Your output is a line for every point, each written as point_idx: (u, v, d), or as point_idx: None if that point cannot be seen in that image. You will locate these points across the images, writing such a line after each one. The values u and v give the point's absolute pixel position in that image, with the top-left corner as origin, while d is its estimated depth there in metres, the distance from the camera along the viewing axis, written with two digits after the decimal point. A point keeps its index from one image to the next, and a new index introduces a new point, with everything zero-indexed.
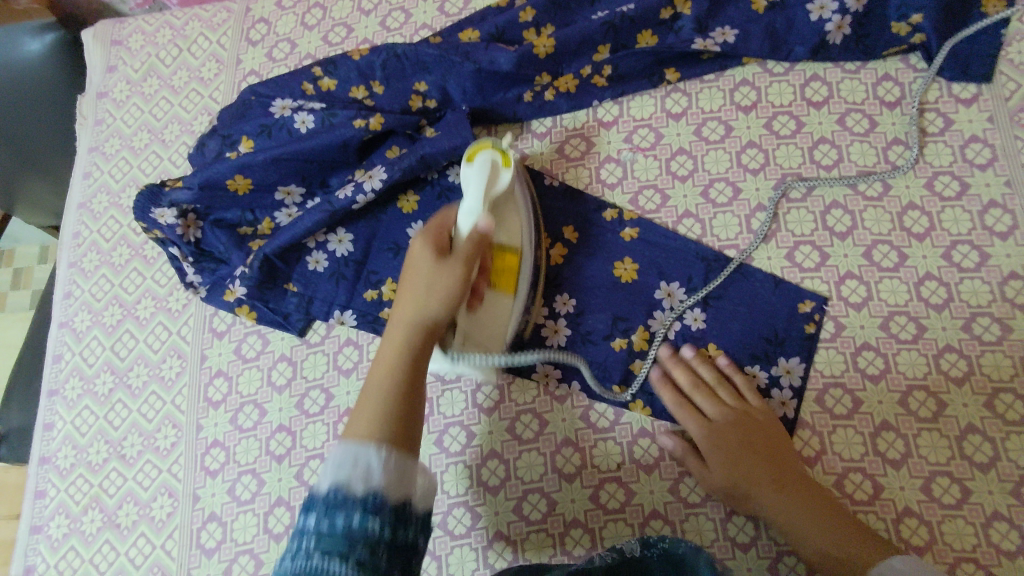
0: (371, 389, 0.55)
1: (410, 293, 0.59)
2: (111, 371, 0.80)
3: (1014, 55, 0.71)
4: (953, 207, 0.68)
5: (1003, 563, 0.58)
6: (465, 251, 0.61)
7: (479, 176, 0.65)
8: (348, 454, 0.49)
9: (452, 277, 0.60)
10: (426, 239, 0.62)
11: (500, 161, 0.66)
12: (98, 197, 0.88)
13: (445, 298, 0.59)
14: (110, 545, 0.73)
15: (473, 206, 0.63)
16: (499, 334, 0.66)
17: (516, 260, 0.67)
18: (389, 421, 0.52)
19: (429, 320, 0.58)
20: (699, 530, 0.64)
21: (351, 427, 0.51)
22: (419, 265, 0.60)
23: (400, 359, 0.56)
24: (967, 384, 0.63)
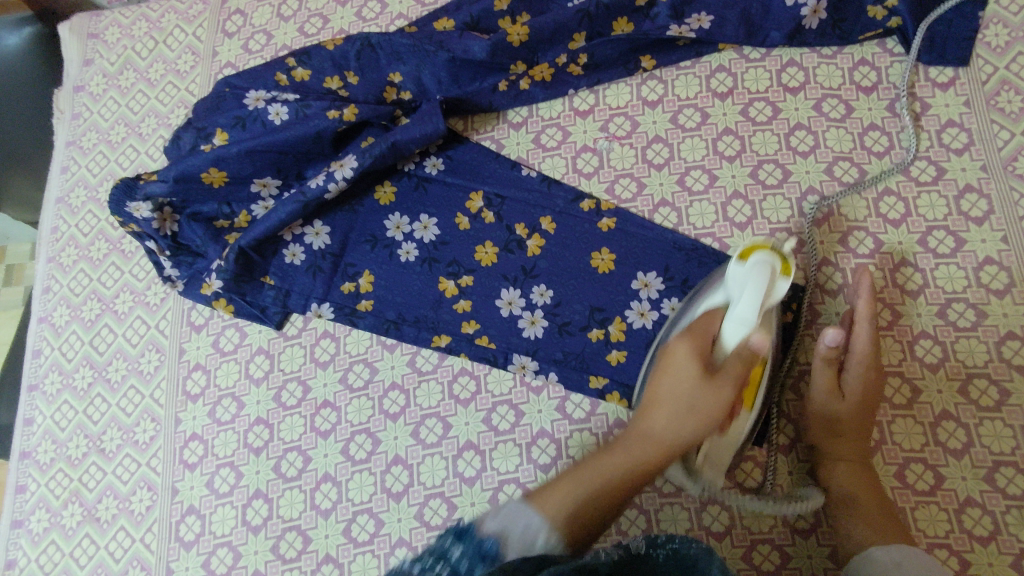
0: (584, 478, 0.54)
1: (663, 405, 0.55)
2: (90, 366, 0.80)
3: (991, 38, 0.71)
4: (929, 192, 0.68)
5: (976, 549, 0.58)
6: (735, 370, 0.53)
7: (757, 286, 0.51)
8: (522, 519, 0.49)
9: (714, 401, 0.54)
10: (691, 346, 0.54)
11: (779, 269, 0.53)
12: (76, 191, 0.88)
13: (703, 423, 0.54)
14: (90, 539, 0.73)
15: (747, 316, 0.52)
16: (730, 447, 0.59)
17: (763, 373, 0.58)
18: (585, 522, 0.52)
19: (680, 443, 0.55)
20: (674, 520, 0.64)
21: (544, 497, 0.52)
22: (682, 372, 0.54)
23: (627, 469, 0.54)
24: (941, 370, 0.63)
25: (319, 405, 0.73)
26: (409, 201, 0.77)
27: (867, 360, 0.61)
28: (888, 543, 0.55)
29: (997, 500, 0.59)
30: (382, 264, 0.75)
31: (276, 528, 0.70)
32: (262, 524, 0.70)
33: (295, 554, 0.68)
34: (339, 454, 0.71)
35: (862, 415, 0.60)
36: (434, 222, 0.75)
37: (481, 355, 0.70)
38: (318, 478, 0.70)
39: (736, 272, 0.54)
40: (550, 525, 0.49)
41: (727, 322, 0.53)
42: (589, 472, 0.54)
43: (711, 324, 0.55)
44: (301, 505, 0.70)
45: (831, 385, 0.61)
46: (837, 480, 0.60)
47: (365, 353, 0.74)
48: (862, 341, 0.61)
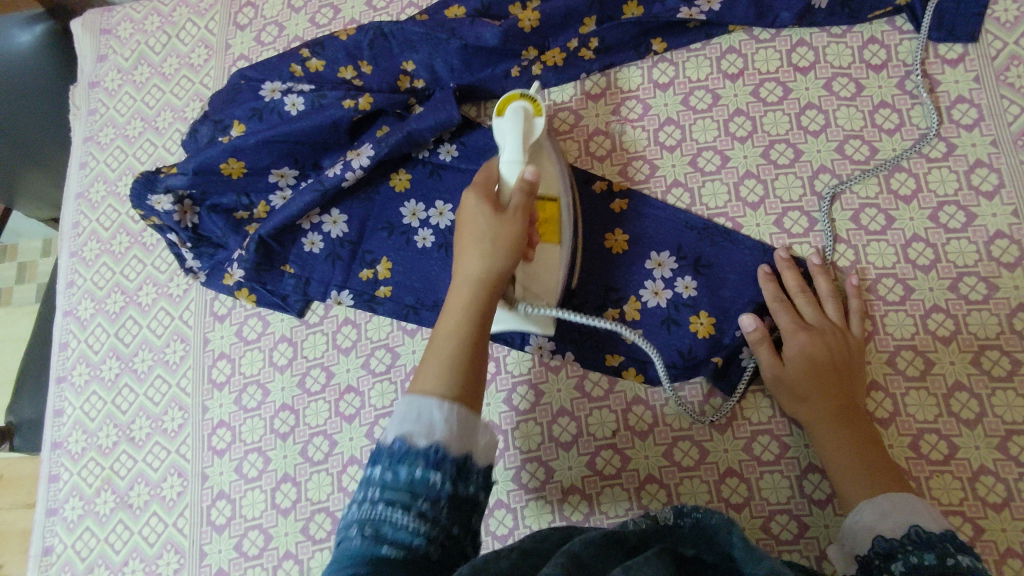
0: (433, 353, 0.52)
1: (473, 245, 0.58)
2: (116, 357, 0.81)
3: (1000, 14, 0.71)
4: (939, 167, 0.69)
5: (990, 515, 0.60)
6: (520, 201, 0.59)
7: (514, 128, 0.66)
8: (411, 409, 0.48)
9: (512, 228, 0.58)
10: (478, 192, 0.61)
11: (533, 111, 0.68)
12: (95, 186, 0.89)
13: (508, 248, 0.58)
14: (124, 525, 0.75)
15: (514, 154, 0.64)
16: (549, 281, 0.66)
17: (557, 209, 0.67)
18: (465, 367, 0.52)
19: (495, 272, 0.57)
20: (693, 492, 0.65)
21: (423, 378, 0.51)
22: (477, 216, 0.59)
23: (469, 314, 0.54)
24: (954, 342, 0.64)
25: (342, 390, 0.74)
26: (424, 187, 0.78)
27: (799, 326, 0.65)
28: (874, 497, 0.55)
29: (1010, 468, 0.60)
30: (399, 250, 0.76)
31: (305, 510, 0.72)
32: (291, 506, 0.72)
33: (324, 535, 0.70)
34: (364, 438, 0.72)
35: (816, 379, 0.62)
36: (449, 208, 0.76)
37: (499, 336, 0.72)
38: (344, 461, 0.72)
39: (501, 124, 0.68)
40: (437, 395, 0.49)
41: (504, 165, 0.64)
42: (436, 339, 0.54)
43: (492, 171, 0.64)
44: (328, 487, 0.72)
45: (774, 356, 0.64)
46: (826, 448, 0.60)
47: (386, 339, 0.75)
48: (783, 315, 0.65)
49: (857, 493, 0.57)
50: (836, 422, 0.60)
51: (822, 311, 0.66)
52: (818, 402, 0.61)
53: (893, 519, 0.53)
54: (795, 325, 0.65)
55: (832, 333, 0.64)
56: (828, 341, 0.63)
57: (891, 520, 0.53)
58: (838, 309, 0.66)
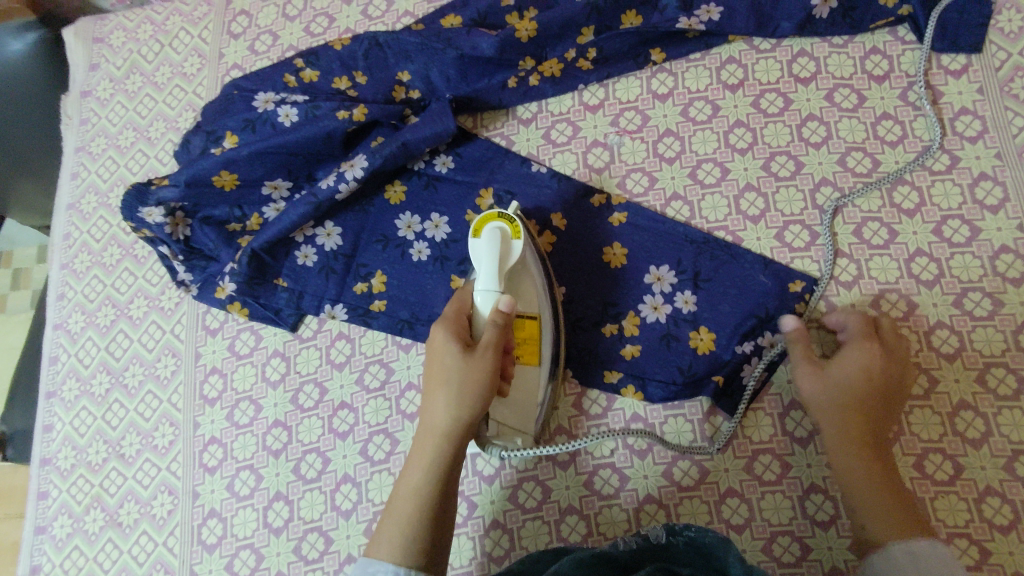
0: (397, 512, 0.56)
1: (440, 393, 0.58)
2: (106, 372, 0.80)
3: (1004, 24, 0.70)
4: (943, 180, 0.67)
5: (996, 538, 0.58)
6: (489, 340, 0.59)
7: (489, 257, 0.62)
8: (368, 574, 0.53)
9: (479, 372, 0.58)
10: (448, 329, 0.61)
11: (509, 231, 0.63)
12: (87, 197, 0.88)
13: (475, 398, 0.58)
14: (113, 544, 0.74)
15: (490, 286, 0.61)
16: (529, 407, 0.65)
17: (537, 330, 0.64)
18: (425, 532, 0.55)
19: (462, 424, 0.57)
20: (693, 513, 0.64)
21: (382, 539, 0.55)
22: (446, 358, 0.59)
23: (433, 473, 0.57)
24: (958, 360, 0.63)
25: (336, 406, 0.73)
26: (420, 200, 0.76)
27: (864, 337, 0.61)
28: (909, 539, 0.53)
29: (1016, 489, 0.59)
30: (394, 264, 0.75)
31: (297, 529, 0.70)
32: (283, 525, 0.71)
33: (317, 555, 0.69)
34: (358, 456, 0.71)
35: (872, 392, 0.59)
36: (445, 220, 0.75)
37: None
38: (338, 479, 0.71)
39: (476, 247, 0.63)
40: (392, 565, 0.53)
41: (479, 296, 0.62)
42: (402, 493, 0.57)
43: (466, 300, 0.63)
44: (321, 506, 0.70)
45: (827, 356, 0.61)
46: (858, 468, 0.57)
47: (381, 354, 0.74)
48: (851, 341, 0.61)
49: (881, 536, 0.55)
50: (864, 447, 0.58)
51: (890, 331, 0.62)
52: (850, 425, 0.58)
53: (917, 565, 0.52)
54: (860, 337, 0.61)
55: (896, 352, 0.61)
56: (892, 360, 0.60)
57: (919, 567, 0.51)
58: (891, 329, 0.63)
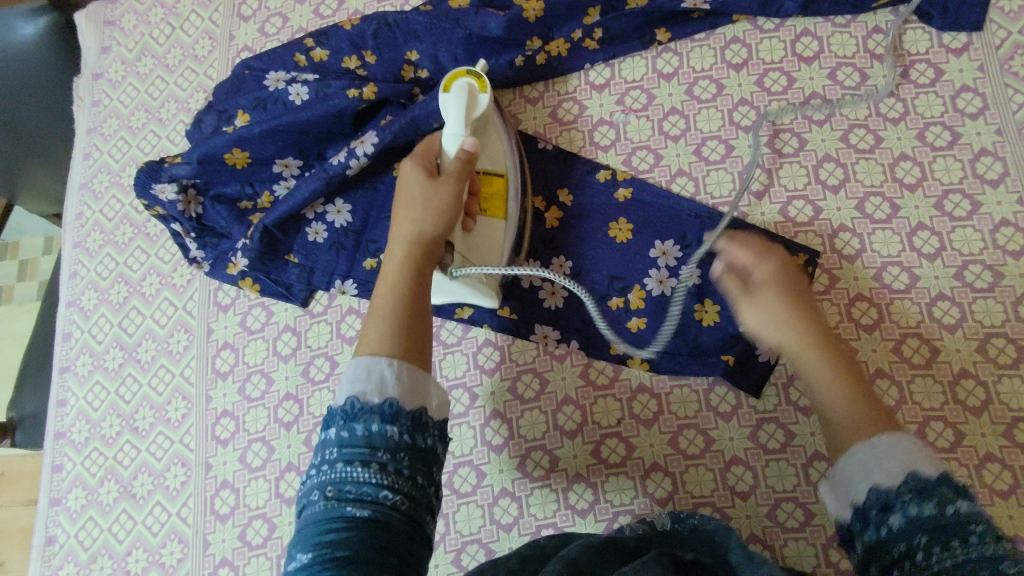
0: (374, 313, 0.55)
1: (408, 212, 0.62)
2: (120, 347, 0.81)
3: (1005, 3, 0.71)
4: (944, 156, 0.69)
5: (996, 502, 0.60)
6: (454, 171, 0.63)
7: (458, 104, 0.66)
8: (363, 368, 0.50)
9: (444, 193, 0.62)
10: (415, 163, 0.64)
11: (478, 86, 0.67)
12: (99, 177, 0.89)
13: (440, 215, 0.61)
14: (127, 514, 0.75)
15: (457, 129, 0.65)
16: (496, 252, 0.68)
17: (503, 184, 0.69)
18: (405, 326, 0.54)
19: (427, 236, 0.61)
20: (699, 481, 0.65)
21: (365, 340, 0.53)
22: (412, 185, 0.63)
23: (405, 277, 0.58)
24: (959, 330, 0.64)
25: None
26: None
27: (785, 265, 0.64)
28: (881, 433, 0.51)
29: (1016, 455, 0.60)
30: None
31: None
32: (295, 496, 0.72)
33: None
34: None
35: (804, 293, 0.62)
36: None
37: (504, 325, 0.72)
38: None
39: (444, 99, 0.68)
40: (386, 353, 0.51)
41: (444, 137, 0.65)
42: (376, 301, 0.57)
43: (434, 145, 0.66)
44: None
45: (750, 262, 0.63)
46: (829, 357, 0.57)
47: None
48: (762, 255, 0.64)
49: (852, 440, 0.52)
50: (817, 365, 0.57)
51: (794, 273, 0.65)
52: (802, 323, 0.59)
53: (879, 465, 0.49)
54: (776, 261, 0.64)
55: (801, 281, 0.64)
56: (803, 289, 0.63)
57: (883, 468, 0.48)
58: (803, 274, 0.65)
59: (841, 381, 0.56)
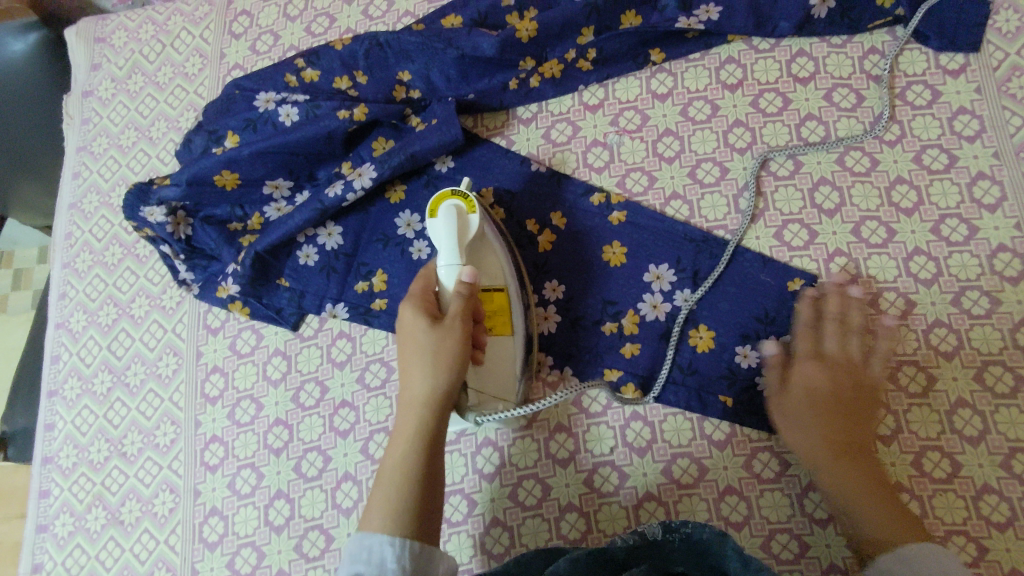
0: (384, 484, 0.56)
1: (415, 365, 0.59)
2: (108, 371, 0.80)
3: (1002, 24, 0.70)
4: (941, 180, 0.68)
5: (993, 535, 0.59)
6: (457, 311, 0.60)
7: (449, 233, 0.63)
8: (363, 547, 0.52)
9: (451, 344, 0.59)
10: (416, 306, 0.61)
11: (465, 207, 0.64)
12: (88, 197, 0.88)
13: (449, 368, 0.58)
14: (115, 542, 0.74)
15: (452, 262, 0.62)
16: (509, 380, 0.66)
17: (507, 301, 0.65)
18: (414, 499, 0.55)
19: (439, 393, 0.58)
20: (692, 510, 0.64)
21: (371, 513, 0.54)
22: (416, 333, 0.60)
23: (415, 443, 0.57)
24: (956, 358, 0.63)
25: (337, 405, 0.73)
26: (420, 199, 0.77)
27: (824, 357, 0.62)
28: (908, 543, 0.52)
29: (1014, 487, 0.59)
30: (395, 263, 0.75)
31: (298, 528, 0.70)
32: (284, 524, 0.71)
33: (318, 553, 0.69)
34: (359, 454, 0.71)
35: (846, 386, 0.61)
36: None
37: None
38: (339, 477, 0.71)
39: (433, 227, 0.64)
40: (388, 532, 0.52)
41: (441, 270, 0.63)
42: (386, 468, 0.57)
43: (430, 276, 0.64)
44: (322, 504, 0.71)
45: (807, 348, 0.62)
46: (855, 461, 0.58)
47: (381, 353, 0.74)
48: (801, 341, 0.63)
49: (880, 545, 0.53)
50: (830, 465, 0.58)
51: (843, 343, 0.62)
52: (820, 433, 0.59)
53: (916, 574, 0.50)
54: (807, 353, 0.62)
55: (843, 366, 0.61)
56: (838, 374, 0.61)
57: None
58: (861, 345, 0.62)
59: (868, 492, 0.56)
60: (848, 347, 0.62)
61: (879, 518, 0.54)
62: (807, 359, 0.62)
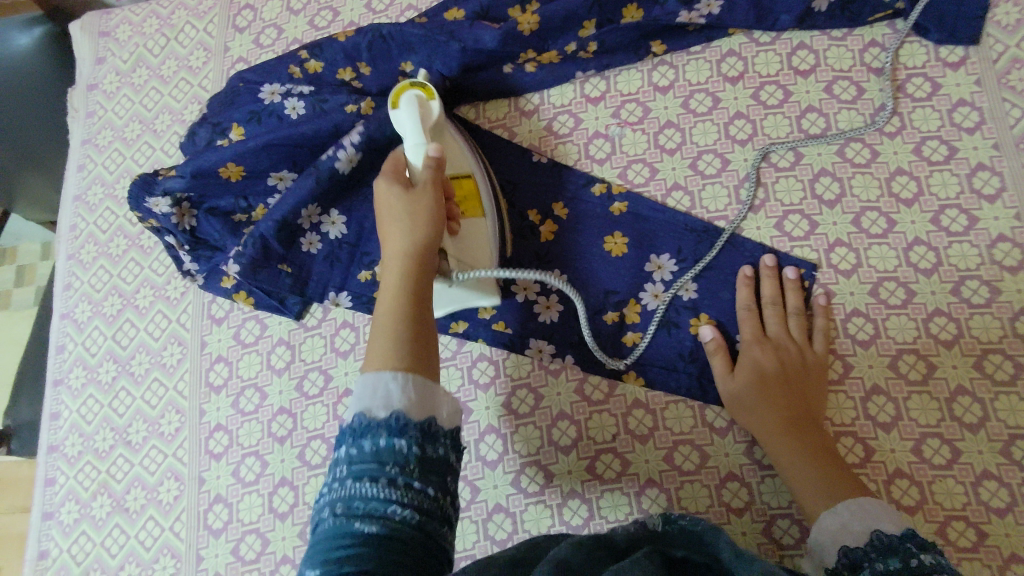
0: (379, 332, 0.54)
1: (394, 226, 0.60)
2: (113, 360, 0.81)
3: (1001, 17, 0.71)
4: (941, 171, 0.68)
5: (993, 521, 0.59)
6: (426, 175, 0.62)
7: (411, 116, 0.68)
8: (369, 384, 0.49)
9: (425, 200, 0.61)
10: (388, 177, 0.63)
11: (424, 96, 0.71)
12: (93, 189, 0.89)
13: (427, 221, 0.60)
14: (120, 529, 0.75)
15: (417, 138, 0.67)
16: (486, 252, 0.68)
17: (473, 184, 0.70)
18: (411, 338, 0.53)
19: (421, 245, 0.59)
20: (694, 497, 0.65)
21: (371, 359, 0.52)
22: (391, 200, 0.61)
23: (406, 292, 0.56)
24: (956, 346, 0.64)
25: (341, 393, 0.74)
26: None
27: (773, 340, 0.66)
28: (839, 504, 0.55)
29: (1013, 473, 0.60)
30: None
31: (302, 514, 0.71)
32: (288, 511, 0.71)
33: None
34: None
35: (790, 366, 0.64)
36: None
37: (499, 340, 0.72)
38: None
39: (396, 117, 0.70)
40: (394, 367, 0.50)
41: (408, 150, 0.67)
42: (379, 324, 0.55)
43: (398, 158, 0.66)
44: None
45: (755, 330, 0.66)
46: (801, 432, 0.61)
47: None
48: (744, 326, 0.67)
49: (824, 501, 0.57)
50: (781, 442, 0.61)
51: (785, 327, 0.66)
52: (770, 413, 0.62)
53: (856, 530, 0.53)
54: (752, 337, 0.66)
55: (788, 348, 0.65)
56: (782, 356, 0.64)
57: (853, 533, 0.53)
58: (801, 326, 0.66)
59: (812, 462, 0.59)
60: (790, 331, 0.66)
61: (822, 483, 0.58)
62: (752, 339, 0.66)
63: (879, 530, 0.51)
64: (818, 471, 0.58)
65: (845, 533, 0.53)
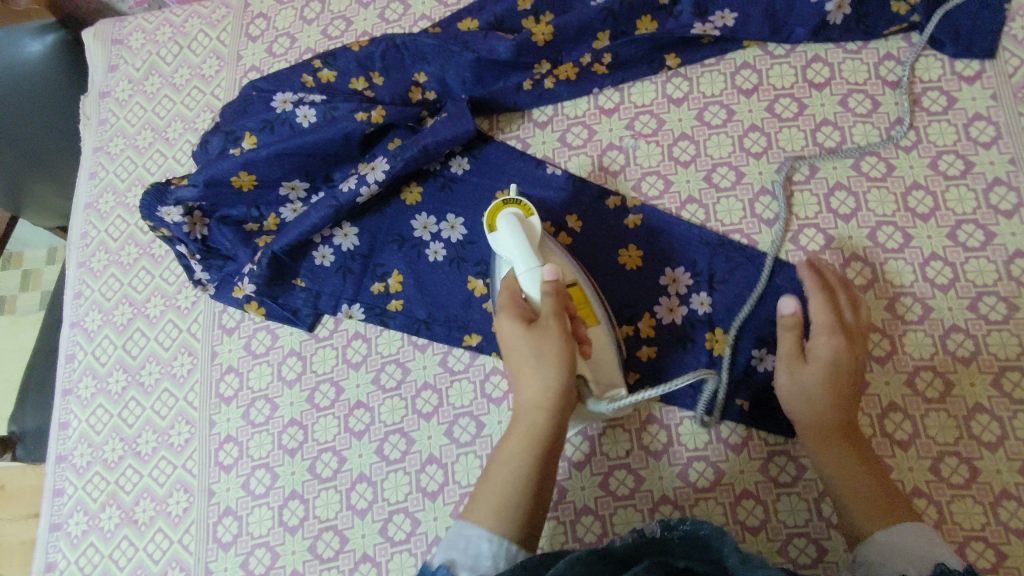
0: (496, 484, 0.56)
1: (524, 370, 0.58)
2: (123, 370, 0.81)
3: (1017, 31, 0.71)
4: (957, 185, 0.68)
5: (1012, 541, 0.58)
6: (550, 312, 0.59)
7: (515, 235, 0.63)
8: (461, 537, 0.53)
9: (552, 340, 0.58)
10: (509, 315, 0.60)
11: (522, 213, 0.65)
12: (104, 197, 0.89)
13: (556, 362, 0.57)
14: (129, 541, 0.74)
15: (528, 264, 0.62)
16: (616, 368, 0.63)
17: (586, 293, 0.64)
18: (524, 519, 0.55)
19: (551, 391, 0.57)
20: (708, 514, 0.64)
21: (478, 511, 0.55)
22: (514, 339, 0.59)
23: (529, 455, 0.57)
24: (973, 363, 0.63)
25: (352, 406, 0.73)
26: (435, 201, 0.77)
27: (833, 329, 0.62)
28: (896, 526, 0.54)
29: None
30: (411, 264, 0.75)
31: (312, 528, 0.70)
32: (298, 524, 0.71)
33: (332, 554, 0.69)
34: (374, 455, 0.71)
35: (845, 363, 0.61)
36: (461, 221, 0.76)
37: None
38: (354, 478, 0.71)
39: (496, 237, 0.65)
40: (490, 532, 0.53)
41: (521, 277, 0.63)
42: (495, 467, 0.57)
43: (512, 288, 0.63)
44: (337, 505, 0.71)
45: (816, 320, 0.63)
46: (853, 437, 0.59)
47: (397, 354, 0.74)
48: (820, 314, 0.63)
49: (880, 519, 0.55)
50: (830, 448, 0.59)
51: (844, 315, 0.63)
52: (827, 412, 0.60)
53: (914, 554, 0.51)
54: (818, 327, 0.63)
55: (849, 339, 0.62)
56: (844, 349, 0.62)
57: (910, 560, 0.51)
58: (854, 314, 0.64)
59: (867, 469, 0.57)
60: (845, 317, 0.63)
61: (872, 495, 0.56)
62: (818, 331, 0.63)
63: (944, 562, 0.50)
64: (865, 470, 0.57)
65: (898, 556, 0.52)
